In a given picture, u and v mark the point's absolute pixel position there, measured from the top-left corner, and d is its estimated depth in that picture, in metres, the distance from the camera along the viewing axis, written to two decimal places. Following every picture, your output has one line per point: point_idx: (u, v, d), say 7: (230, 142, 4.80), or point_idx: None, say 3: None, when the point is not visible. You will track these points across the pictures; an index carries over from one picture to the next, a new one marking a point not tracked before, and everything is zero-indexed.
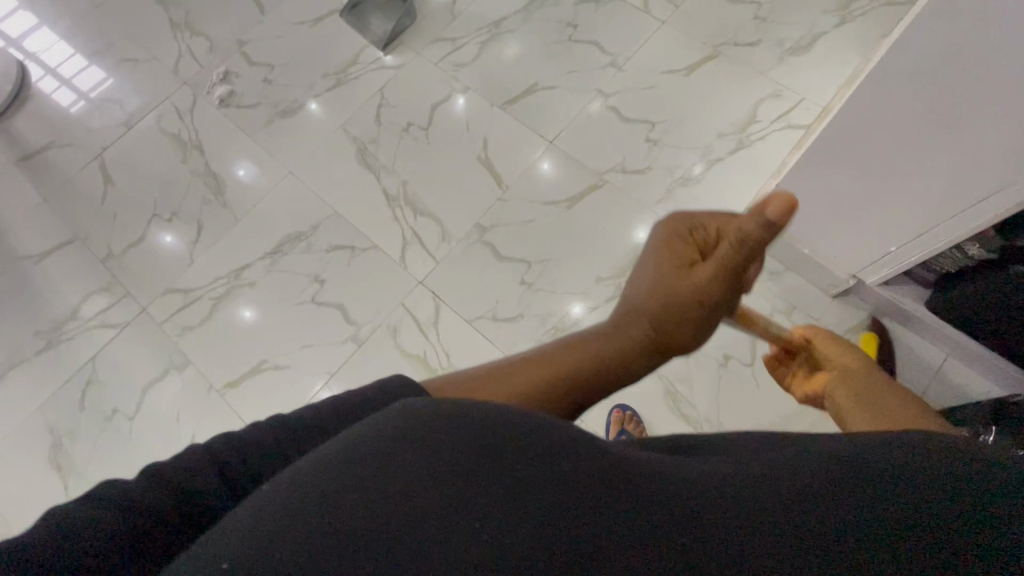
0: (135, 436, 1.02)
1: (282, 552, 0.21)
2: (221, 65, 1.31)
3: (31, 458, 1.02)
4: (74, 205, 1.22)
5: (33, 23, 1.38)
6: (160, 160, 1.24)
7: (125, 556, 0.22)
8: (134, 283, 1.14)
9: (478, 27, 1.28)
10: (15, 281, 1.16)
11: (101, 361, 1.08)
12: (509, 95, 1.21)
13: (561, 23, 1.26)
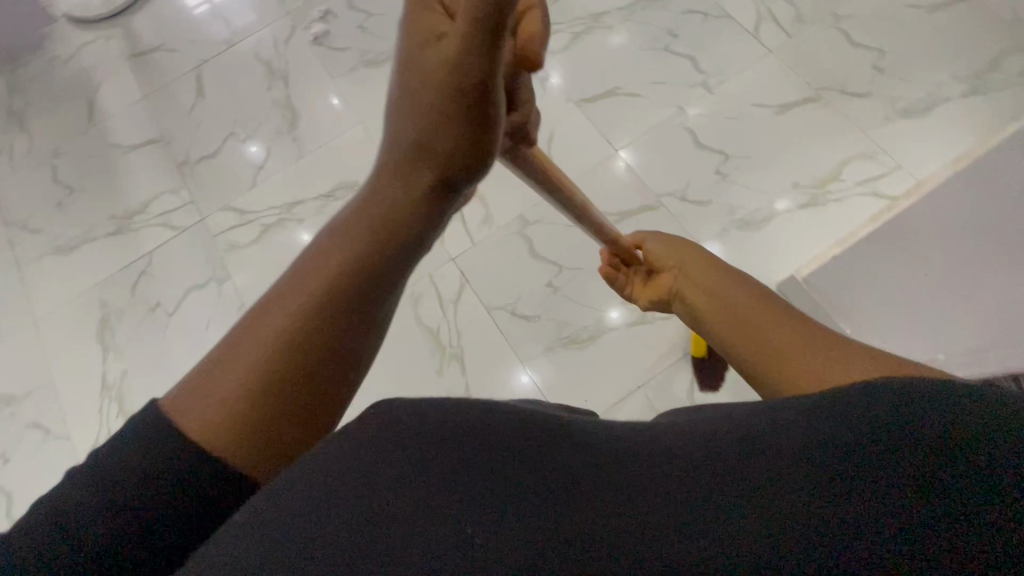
0: (169, 331, 1.12)
1: (402, 510, 0.25)
2: (324, 4, 1.35)
3: (83, 326, 1.14)
4: (166, 108, 1.31)
5: None
6: (248, 83, 1.30)
7: (245, 552, 0.25)
8: (200, 193, 1.22)
9: (576, 17, 1.25)
10: (103, 165, 1.28)
11: (156, 256, 1.18)
12: (588, 93, 1.18)
13: (662, 30, 1.21)
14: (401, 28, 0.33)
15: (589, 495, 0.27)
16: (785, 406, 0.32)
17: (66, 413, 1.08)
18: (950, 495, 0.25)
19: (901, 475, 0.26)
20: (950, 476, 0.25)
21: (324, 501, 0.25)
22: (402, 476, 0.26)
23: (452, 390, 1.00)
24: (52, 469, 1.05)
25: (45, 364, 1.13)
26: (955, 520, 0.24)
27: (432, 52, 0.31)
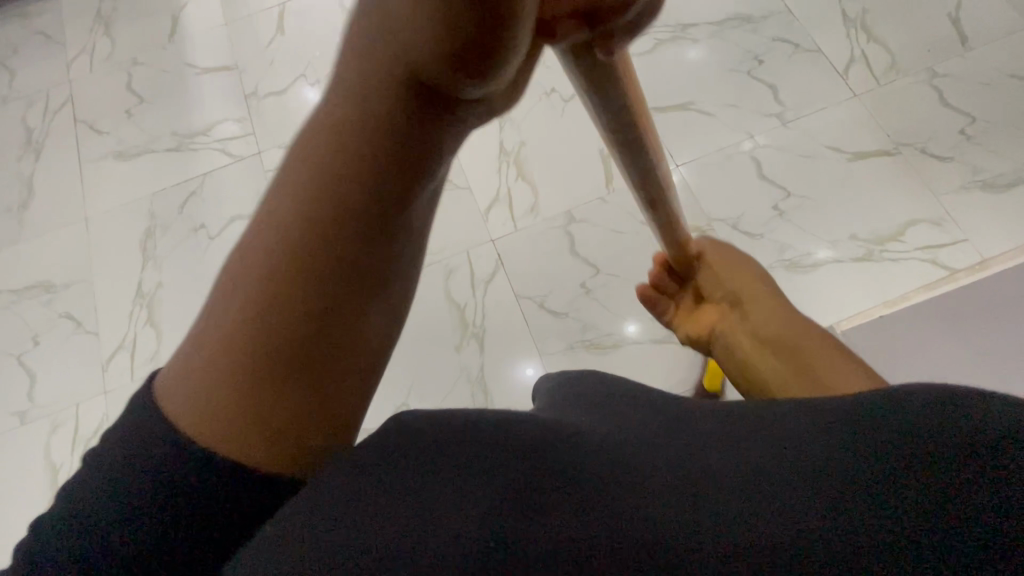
0: (207, 254, 1.14)
1: (440, 496, 0.28)
2: None
3: (129, 233, 1.18)
4: (245, 37, 1.33)
5: None
6: (328, 28, 1.31)
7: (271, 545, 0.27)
8: (262, 126, 1.24)
9: (663, 24, 1.23)
10: (175, 81, 1.30)
11: (209, 180, 1.21)
12: (660, 102, 1.16)
13: (748, 53, 1.18)
14: None
15: (606, 483, 0.29)
16: (776, 417, 0.33)
17: (99, 312, 1.13)
18: (895, 494, 0.26)
19: (843, 473, 0.27)
20: (889, 476, 0.27)
21: (340, 508, 0.27)
22: (407, 490, 0.28)
23: (467, 368, 1.01)
24: (77, 362, 1.09)
25: (87, 261, 1.17)
26: (894, 518, 0.25)
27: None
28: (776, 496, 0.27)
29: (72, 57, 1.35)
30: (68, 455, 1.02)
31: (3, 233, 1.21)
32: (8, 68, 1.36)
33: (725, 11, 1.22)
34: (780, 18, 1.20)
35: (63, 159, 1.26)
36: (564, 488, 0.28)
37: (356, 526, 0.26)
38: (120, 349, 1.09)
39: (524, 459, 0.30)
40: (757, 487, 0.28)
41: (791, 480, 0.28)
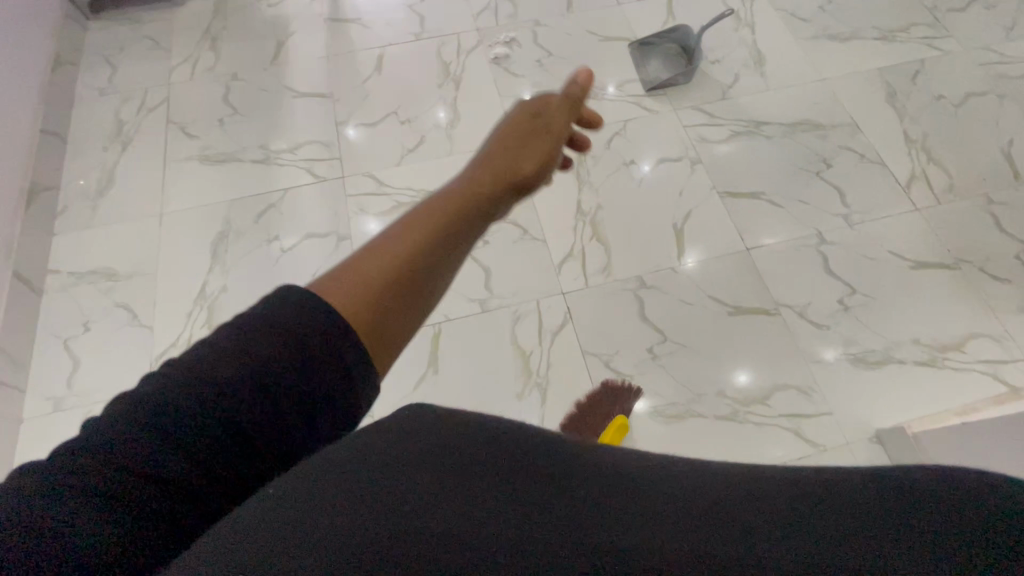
0: (279, 267, 1.14)
1: (422, 495, 0.29)
2: (512, 32, 1.46)
3: (201, 234, 1.18)
4: (342, 70, 1.41)
5: None
6: (423, 75, 1.40)
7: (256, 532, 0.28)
8: (348, 152, 1.28)
9: (738, 118, 1.32)
10: (269, 99, 1.36)
11: (290, 196, 1.23)
12: (733, 188, 1.23)
13: (816, 155, 1.26)
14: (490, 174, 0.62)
15: (555, 496, 0.30)
16: (774, 472, 0.31)
17: (157, 307, 1.10)
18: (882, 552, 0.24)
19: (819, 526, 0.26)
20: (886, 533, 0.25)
21: (330, 501, 0.29)
22: (397, 490, 0.30)
23: (528, 417, 1.00)
24: (124, 355, 1.05)
25: (152, 256, 1.15)
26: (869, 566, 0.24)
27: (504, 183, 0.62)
28: (723, 514, 0.28)
29: (174, 64, 1.42)
30: None
31: (74, 216, 1.20)
32: (110, 63, 1.42)
33: (796, 116, 1.32)
34: (845, 129, 1.30)
35: (149, 155, 1.28)
36: (520, 500, 0.29)
37: (340, 519, 0.28)
38: (172, 348, 1.06)
39: (505, 468, 0.32)
40: (710, 522, 0.27)
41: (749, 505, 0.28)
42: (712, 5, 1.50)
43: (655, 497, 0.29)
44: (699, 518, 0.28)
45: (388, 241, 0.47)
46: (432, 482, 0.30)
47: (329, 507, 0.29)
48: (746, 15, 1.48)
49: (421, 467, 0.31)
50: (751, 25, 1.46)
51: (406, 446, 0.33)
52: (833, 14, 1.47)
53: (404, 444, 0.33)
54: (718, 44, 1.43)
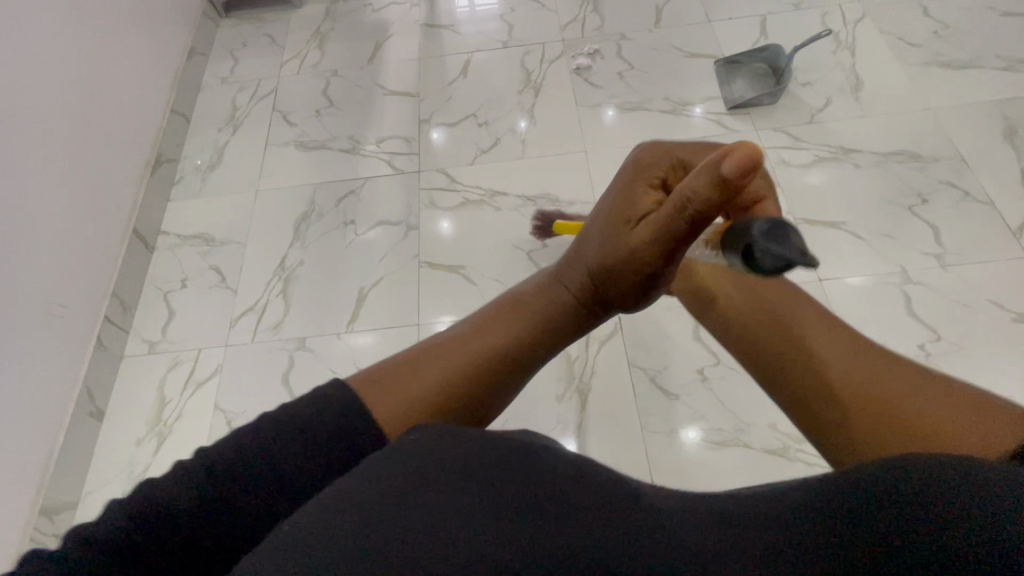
0: (351, 248, 1.23)
1: (440, 502, 0.32)
2: (597, 44, 1.48)
3: (288, 212, 1.29)
4: (431, 73, 1.49)
5: None
6: (505, 81, 1.45)
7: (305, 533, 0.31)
8: (427, 149, 1.36)
9: (826, 143, 1.25)
10: (363, 95, 1.47)
11: (370, 185, 1.31)
12: (811, 215, 1.16)
13: (911, 189, 1.17)
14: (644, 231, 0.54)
15: (548, 503, 0.34)
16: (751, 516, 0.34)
17: (243, 273, 1.22)
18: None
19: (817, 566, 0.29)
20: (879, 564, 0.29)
21: (357, 507, 0.32)
22: (420, 498, 0.33)
23: (566, 420, 1.00)
24: (210, 313, 1.17)
25: (245, 227, 1.28)
26: None
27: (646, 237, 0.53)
28: (722, 552, 0.31)
29: (285, 59, 1.57)
30: (178, 394, 1.08)
31: (186, 186, 1.36)
32: (233, 56, 1.60)
33: (892, 145, 1.23)
34: (949, 164, 1.19)
35: (254, 138, 1.43)
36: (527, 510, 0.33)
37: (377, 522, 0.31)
38: (250, 311, 1.17)
39: (504, 474, 0.35)
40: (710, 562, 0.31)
41: (758, 560, 0.30)
42: (810, 26, 1.44)
43: (643, 520, 0.34)
44: (702, 552, 0.31)
45: (447, 356, 0.50)
46: (443, 487, 0.33)
47: (362, 511, 0.32)
48: (848, 38, 1.40)
49: (438, 476, 0.34)
50: (852, 48, 1.38)
51: (421, 453, 0.36)
52: (948, 40, 1.36)
53: (420, 453, 0.36)
54: (812, 66, 1.37)
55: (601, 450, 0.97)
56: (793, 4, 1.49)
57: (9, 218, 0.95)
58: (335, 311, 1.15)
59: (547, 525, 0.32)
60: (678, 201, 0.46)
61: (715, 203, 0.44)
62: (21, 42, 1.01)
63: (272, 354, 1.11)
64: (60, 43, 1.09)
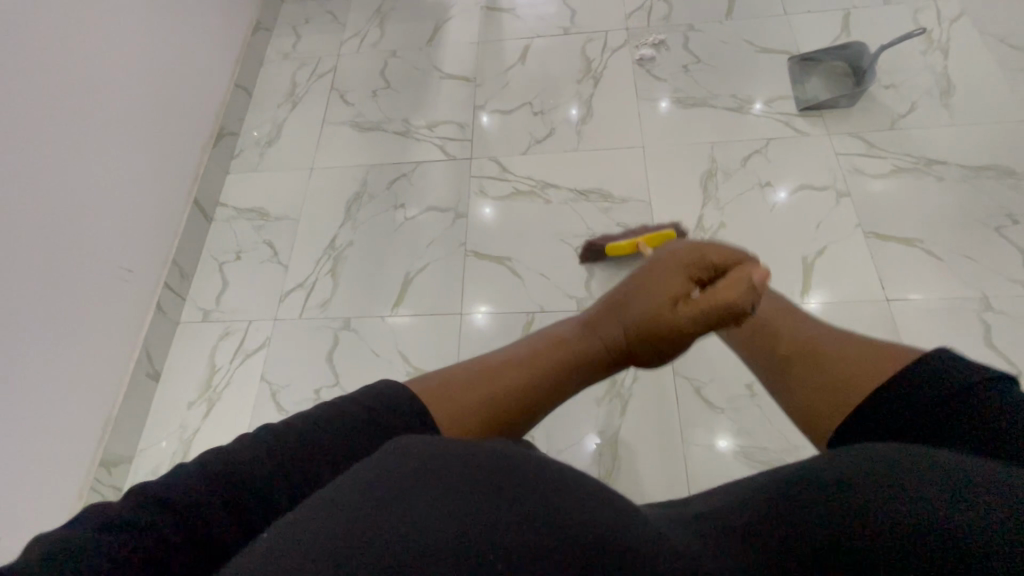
0: (398, 231, 1.23)
1: (415, 511, 0.31)
2: (663, 34, 1.42)
3: (340, 192, 1.31)
4: (489, 57, 1.47)
5: None
6: (565, 69, 1.41)
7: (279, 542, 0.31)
8: (480, 135, 1.34)
9: (907, 153, 1.16)
10: (419, 77, 1.47)
11: (421, 169, 1.31)
12: (884, 230, 1.09)
13: (1001, 208, 1.07)
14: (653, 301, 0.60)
15: (545, 510, 0.31)
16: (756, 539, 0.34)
17: (294, 250, 1.24)
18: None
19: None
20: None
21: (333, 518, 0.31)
22: (400, 506, 0.32)
23: (604, 423, 0.98)
24: (261, 287, 1.21)
25: (299, 204, 1.31)
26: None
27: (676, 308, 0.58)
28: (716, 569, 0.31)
29: (346, 37, 1.58)
30: (228, 363, 1.12)
31: (244, 161, 1.40)
32: (295, 32, 1.61)
33: (982, 158, 1.13)
34: None
35: (311, 115, 1.44)
36: (520, 515, 0.31)
37: (344, 532, 0.30)
38: (299, 287, 1.19)
39: (497, 481, 0.33)
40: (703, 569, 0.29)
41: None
42: (899, 22, 1.33)
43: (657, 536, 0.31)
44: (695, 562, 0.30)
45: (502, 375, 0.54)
46: (425, 497, 0.32)
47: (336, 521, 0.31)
48: (941, 37, 1.29)
49: (419, 486, 0.33)
50: (946, 49, 1.27)
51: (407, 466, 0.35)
52: None
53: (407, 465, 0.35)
54: (898, 67, 1.27)
55: (637, 459, 0.95)
56: None
57: (80, 184, 0.99)
58: (380, 294, 1.16)
59: (534, 531, 0.30)
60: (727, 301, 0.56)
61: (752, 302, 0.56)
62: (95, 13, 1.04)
63: (317, 331, 1.13)
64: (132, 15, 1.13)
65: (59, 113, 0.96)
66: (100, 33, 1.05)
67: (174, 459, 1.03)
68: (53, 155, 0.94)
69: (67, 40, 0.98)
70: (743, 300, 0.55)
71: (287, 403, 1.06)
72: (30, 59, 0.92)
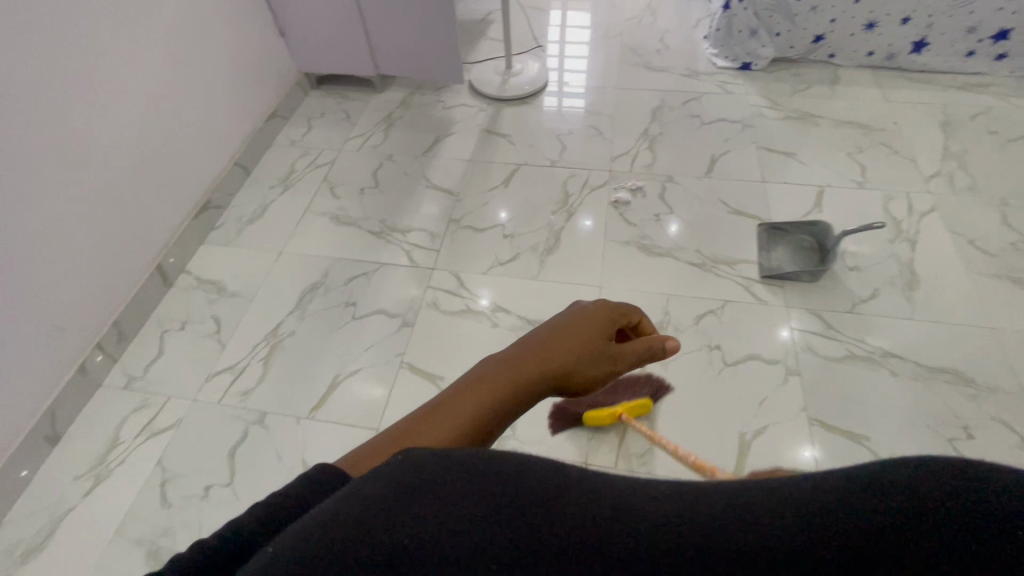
0: (341, 331, 1.22)
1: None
2: (641, 181, 1.48)
3: (300, 279, 1.32)
4: (476, 175, 1.54)
5: (573, 78, 1.85)
6: (544, 197, 1.46)
7: None
8: (447, 247, 1.37)
9: (863, 340, 1.13)
10: (408, 182, 1.54)
11: (382, 271, 1.33)
12: (830, 418, 1.02)
13: (956, 419, 1.01)
14: (605, 306, 0.63)
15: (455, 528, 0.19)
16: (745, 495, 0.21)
17: (238, 329, 1.24)
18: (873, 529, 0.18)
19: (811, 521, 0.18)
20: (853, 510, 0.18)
21: None
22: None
23: None
24: (193, 362, 1.19)
25: (257, 285, 1.32)
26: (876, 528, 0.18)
27: (609, 322, 0.63)
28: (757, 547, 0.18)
29: (352, 135, 1.69)
30: (132, 438, 1.08)
31: (224, 233, 1.44)
32: (309, 124, 1.74)
33: (940, 361, 1.08)
34: (1008, 400, 1.03)
35: (298, 201, 1.51)
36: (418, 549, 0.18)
37: None
38: (228, 370, 1.17)
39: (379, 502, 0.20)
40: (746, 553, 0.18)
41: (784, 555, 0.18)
42: (869, 209, 1.37)
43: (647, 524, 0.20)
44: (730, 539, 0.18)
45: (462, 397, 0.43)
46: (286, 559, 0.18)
47: None
48: (910, 229, 1.31)
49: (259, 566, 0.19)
50: (913, 241, 1.29)
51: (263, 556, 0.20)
52: None
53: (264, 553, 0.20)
54: (864, 251, 1.28)
55: None
56: (856, 182, 1.43)
57: (50, 240, 1.03)
58: (303, 392, 1.13)
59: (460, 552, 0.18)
60: (614, 312, 0.65)
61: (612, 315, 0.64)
62: (103, 74, 1.10)
63: (229, 420, 1.09)
64: (146, 84, 1.20)
65: (31, 160, 0.97)
66: (111, 99, 1.12)
67: (39, 535, 0.96)
68: (33, 208, 0.99)
69: (65, 96, 1.02)
70: (615, 309, 0.65)
71: (173, 495, 1.00)
72: (43, 129, 0.99)
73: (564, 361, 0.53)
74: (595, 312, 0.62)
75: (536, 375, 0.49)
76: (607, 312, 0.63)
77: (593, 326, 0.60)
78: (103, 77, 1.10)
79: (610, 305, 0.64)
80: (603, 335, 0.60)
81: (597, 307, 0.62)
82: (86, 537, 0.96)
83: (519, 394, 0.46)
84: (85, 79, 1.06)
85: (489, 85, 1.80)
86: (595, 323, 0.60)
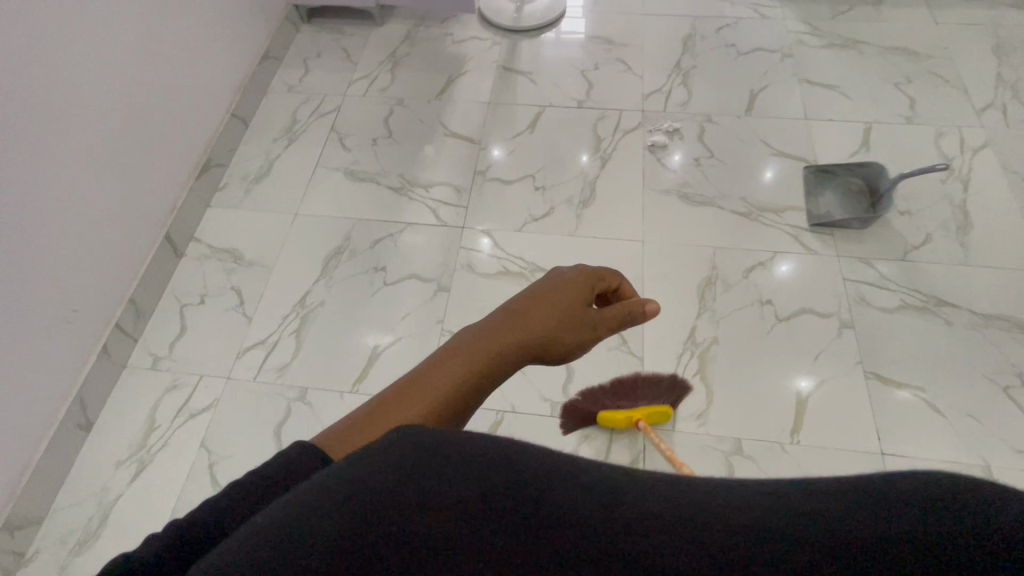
0: (373, 298, 1.16)
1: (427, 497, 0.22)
2: (677, 122, 1.38)
3: (320, 243, 1.24)
4: (497, 120, 1.42)
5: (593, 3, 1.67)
6: (575, 144, 1.36)
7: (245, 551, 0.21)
8: (475, 203, 1.28)
9: (916, 288, 1.10)
10: (424, 130, 1.41)
11: (408, 232, 1.24)
12: (885, 370, 1.02)
13: (1010, 365, 1.01)
14: (590, 271, 0.62)
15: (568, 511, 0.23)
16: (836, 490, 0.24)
17: (262, 300, 1.17)
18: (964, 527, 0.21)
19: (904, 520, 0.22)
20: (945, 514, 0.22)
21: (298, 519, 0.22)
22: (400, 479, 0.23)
23: None
24: (219, 337, 1.12)
25: (275, 252, 1.23)
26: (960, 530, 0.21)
27: (592, 288, 0.61)
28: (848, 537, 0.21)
29: (355, 77, 1.54)
30: (169, 420, 1.03)
31: (229, 195, 1.33)
32: (305, 65, 1.57)
33: (995, 308, 1.07)
34: None
35: (306, 156, 1.39)
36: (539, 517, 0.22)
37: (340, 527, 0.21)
38: (259, 345, 1.11)
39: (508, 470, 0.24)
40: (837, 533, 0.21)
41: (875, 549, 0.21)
42: (920, 146, 1.30)
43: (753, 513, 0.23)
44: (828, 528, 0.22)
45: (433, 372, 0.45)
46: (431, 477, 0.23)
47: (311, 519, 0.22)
48: (962, 169, 1.25)
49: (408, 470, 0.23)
50: (966, 181, 1.23)
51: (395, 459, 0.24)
52: None
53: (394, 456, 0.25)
54: (914, 192, 1.23)
55: None
56: (904, 116, 1.35)
57: (57, 213, 0.94)
58: (343, 365, 1.08)
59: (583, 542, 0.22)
60: (605, 277, 0.63)
61: (598, 281, 0.62)
62: (87, 17, 0.96)
63: (268, 398, 1.05)
64: (133, 27, 1.06)
65: (19, 129, 0.86)
66: (99, 47, 0.99)
67: (91, 523, 0.94)
68: (35, 177, 0.89)
69: (45, 50, 0.89)
70: (605, 273, 0.63)
71: (223, 476, 0.97)
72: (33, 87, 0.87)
73: (541, 331, 0.53)
74: (580, 279, 0.60)
75: (513, 349, 0.50)
76: (592, 277, 0.62)
77: (576, 295, 0.59)
78: (88, 20, 0.96)
79: (596, 271, 0.62)
80: (585, 302, 0.59)
81: (583, 273, 0.61)
82: (141, 522, 0.94)
83: (489, 371, 0.47)
84: (69, 23, 0.92)
85: (501, 14, 1.62)
86: (579, 290, 0.59)
